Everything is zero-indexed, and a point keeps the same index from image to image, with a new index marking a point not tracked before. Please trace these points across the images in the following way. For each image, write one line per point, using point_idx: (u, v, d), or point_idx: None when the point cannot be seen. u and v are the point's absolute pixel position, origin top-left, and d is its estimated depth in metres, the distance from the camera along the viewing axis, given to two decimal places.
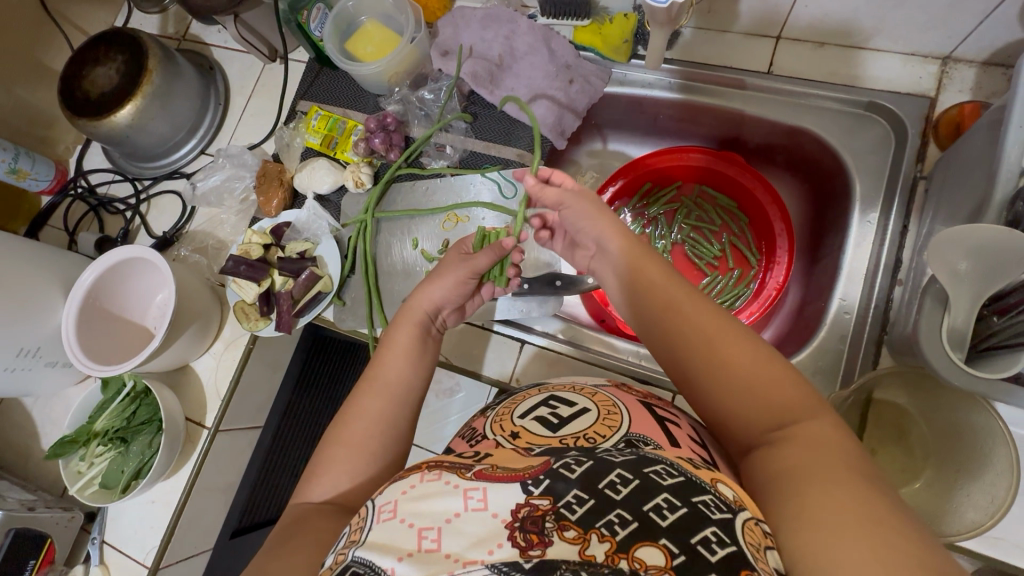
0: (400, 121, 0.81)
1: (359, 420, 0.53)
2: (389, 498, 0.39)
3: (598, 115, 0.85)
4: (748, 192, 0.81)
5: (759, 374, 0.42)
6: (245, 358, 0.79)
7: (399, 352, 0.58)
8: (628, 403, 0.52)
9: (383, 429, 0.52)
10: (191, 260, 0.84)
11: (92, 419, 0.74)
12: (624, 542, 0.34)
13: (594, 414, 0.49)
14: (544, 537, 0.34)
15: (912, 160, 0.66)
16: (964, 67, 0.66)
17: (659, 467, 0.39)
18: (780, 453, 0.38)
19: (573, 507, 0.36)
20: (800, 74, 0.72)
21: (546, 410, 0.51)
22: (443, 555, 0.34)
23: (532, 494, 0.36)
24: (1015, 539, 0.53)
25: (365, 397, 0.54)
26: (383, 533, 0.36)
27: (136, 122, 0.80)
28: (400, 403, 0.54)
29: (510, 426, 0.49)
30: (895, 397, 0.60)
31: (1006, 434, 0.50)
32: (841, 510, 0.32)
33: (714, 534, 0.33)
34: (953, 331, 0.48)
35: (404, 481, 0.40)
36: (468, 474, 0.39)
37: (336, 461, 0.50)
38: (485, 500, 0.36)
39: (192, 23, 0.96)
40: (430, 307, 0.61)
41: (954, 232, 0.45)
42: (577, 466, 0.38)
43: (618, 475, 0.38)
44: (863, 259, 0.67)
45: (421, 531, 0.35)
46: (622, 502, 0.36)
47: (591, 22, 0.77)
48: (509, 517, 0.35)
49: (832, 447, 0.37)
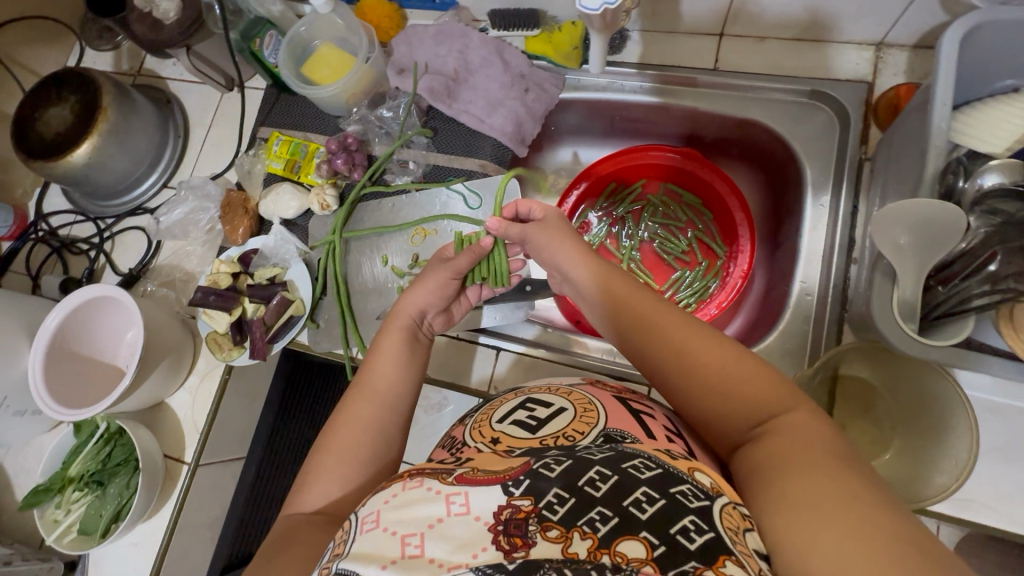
0: (361, 141, 0.82)
1: (349, 428, 0.52)
2: (372, 508, 0.38)
3: (556, 121, 0.87)
4: (708, 186, 0.83)
5: (737, 375, 0.44)
6: (221, 389, 0.78)
7: (388, 360, 0.58)
8: (604, 399, 0.53)
9: (373, 436, 0.52)
10: (158, 294, 0.83)
11: (66, 465, 0.72)
12: (606, 537, 0.34)
13: (571, 412, 0.50)
14: (527, 540, 0.34)
15: (856, 143, 0.69)
16: (896, 51, 0.69)
17: (637, 461, 0.39)
18: (762, 448, 0.40)
19: (555, 507, 0.35)
20: (745, 68, 0.75)
21: (524, 413, 0.51)
22: (427, 561, 0.33)
23: (514, 494, 0.36)
24: (982, 498, 0.55)
25: (355, 405, 0.54)
26: (366, 543, 0.35)
27: (93, 160, 0.79)
28: (390, 409, 0.55)
29: (489, 431, 0.49)
30: (859, 372, 0.62)
31: (963, 399, 0.52)
32: (819, 497, 0.33)
33: (692, 522, 0.34)
34: (904, 304, 0.50)
35: (386, 491, 0.40)
36: (450, 479, 0.39)
37: (326, 469, 0.50)
38: (467, 505, 0.36)
39: (147, 58, 0.96)
40: (416, 313, 0.64)
41: (890, 210, 0.47)
42: (556, 465, 0.39)
43: (597, 472, 0.38)
44: (819, 241, 0.69)
45: (404, 538, 0.35)
46: (602, 499, 0.36)
47: (540, 31, 0.80)
48: (492, 520, 0.35)
49: (811, 441, 0.38)
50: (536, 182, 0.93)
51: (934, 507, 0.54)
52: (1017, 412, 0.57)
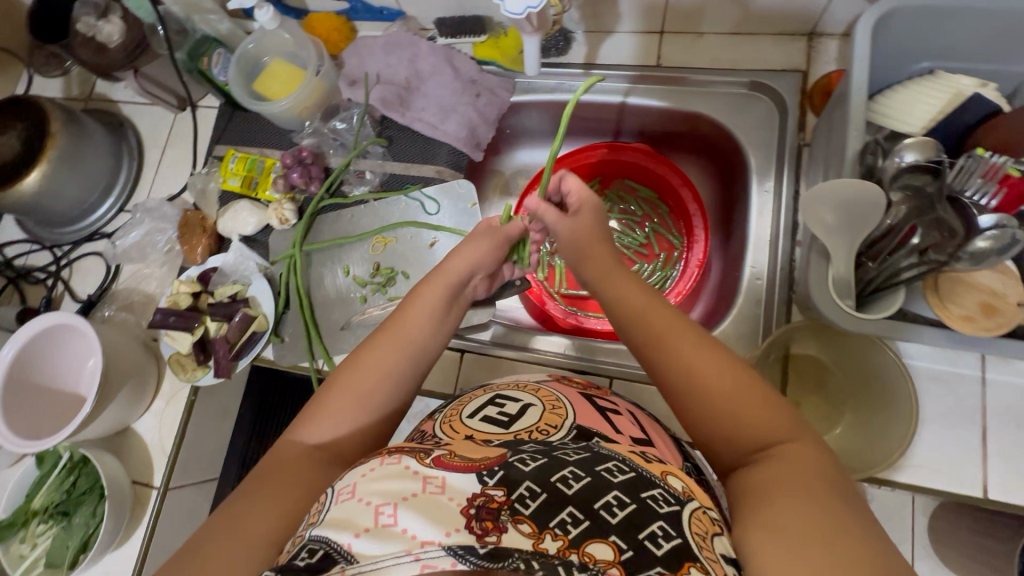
0: (317, 154, 0.82)
1: (371, 368, 0.53)
2: (349, 480, 0.39)
3: (510, 124, 0.88)
4: (662, 179, 0.84)
5: (742, 399, 0.43)
6: (188, 410, 0.78)
7: (424, 313, 0.57)
8: (571, 396, 0.54)
9: (391, 386, 0.53)
10: (117, 319, 0.82)
11: (29, 498, 0.71)
12: (576, 538, 0.35)
13: (540, 408, 0.51)
14: (499, 525, 0.34)
15: (795, 130, 0.71)
16: (827, 40, 0.72)
17: (610, 464, 0.41)
18: (757, 475, 0.39)
19: (527, 501, 0.36)
20: (687, 64, 0.77)
21: (494, 409, 0.52)
22: (400, 530, 0.33)
23: (487, 484, 0.37)
24: (927, 463, 0.57)
25: (382, 348, 0.54)
26: (340, 511, 0.36)
27: (44, 188, 0.78)
28: (413, 361, 0.55)
29: (461, 425, 0.49)
30: (810, 350, 0.63)
31: (902, 369, 0.54)
32: (808, 536, 0.33)
33: (661, 528, 0.36)
34: (839, 281, 0.52)
35: (364, 466, 0.40)
36: (428, 460, 0.40)
37: (341, 404, 0.50)
38: (444, 485, 0.37)
39: (97, 82, 0.95)
40: (462, 274, 0.62)
41: (819, 190, 0.49)
42: (531, 461, 0.40)
43: (571, 471, 0.39)
44: (766, 226, 0.71)
45: (377, 508, 0.35)
46: (572, 498, 0.37)
47: (488, 36, 0.82)
48: (465, 503, 0.36)
49: (808, 475, 0.37)
50: (496, 185, 0.94)
51: (883, 474, 0.56)
52: (957, 378, 0.59)
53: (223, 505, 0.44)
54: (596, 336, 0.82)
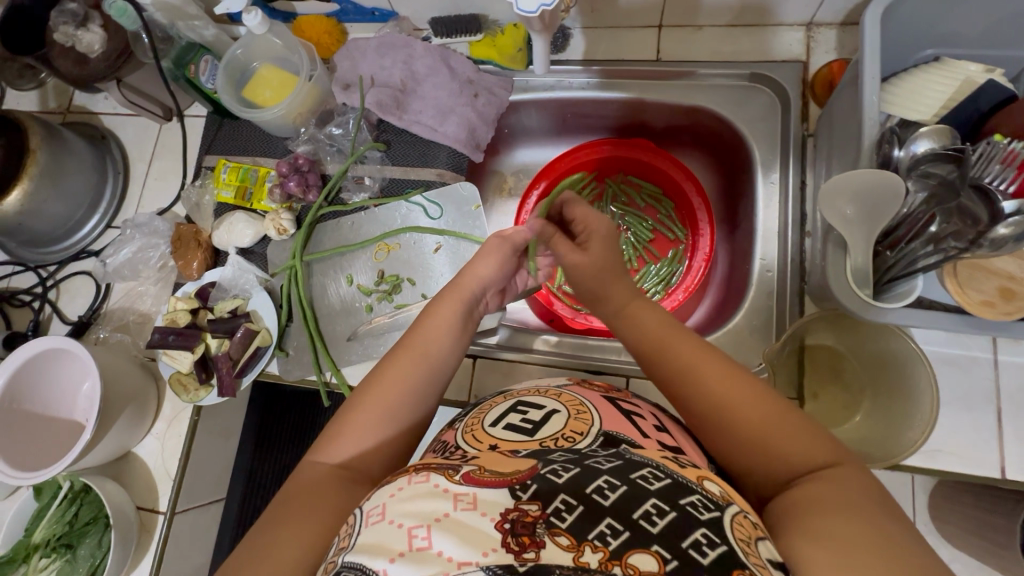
0: (313, 161, 0.80)
1: (386, 386, 0.51)
2: (378, 502, 0.38)
3: (509, 123, 0.87)
4: (664, 174, 0.84)
5: (770, 420, 0.43)
6: (192, 431, 0.75)
7: (440, 328, 0.56)
8: (595, 400, 0.52)
9: (405, 403, 0.51)
10: (112, 340, 0.79)
11: (30, 531, 0.68)
12: (617, 549, 0.33)
13: (564, 413, 0.50)
14: (536, 539, 0.34)
15: (798, 121, 0.71)
16: (825, 29, 0.72)
17: (646, 471, 0.39)
18: (795, 490, 0.39)
19: (563, 514, 0.35)
20: (686, 58, 0.77)
21: (517, 416, 0.51)
22: (436, 554, 0.33)
23: (521, 499, 0.36)
24: (948, 447, 0.58)
25: (399, 364, 0.53)
26: (373, 534, 0.35)
27: (26, 207, 0.75)
28: (433, 374, 0.54)
29: (485, 436, 0.48)
30: (826, 341, 0.64)
31: (920, 353, 0.55)
32: (861, 545, 0.33)
33: (704, 535, 0.34)
34: (857, 271, 0.52)
35: (392, 484, 0.39)
36: (457, 476, 0.38)
37: (363, 422, 0.49)
38: (475, 502, 0.36)
39: (75, 94, 0.91)
40: (478, 288, 0.61)
41: (837, 181, 0.49)
42: (564, 473, 0.39)
43: (605, 481, 0.38)
44: (773, 217, 0.71)
45: (410, 530, 0.34)
46: (611, 509, 0.36)
47: (483, 35, 0.80)
48: (499, 517, 0.35)
49: (853, 491, 0.37)
50: (497, 186, 0.92)
51: (906, 461, 0.56)
52: (970, 361, 0.60)
53: (248, 536, 0.43)
54: (607, 335, 0.81)
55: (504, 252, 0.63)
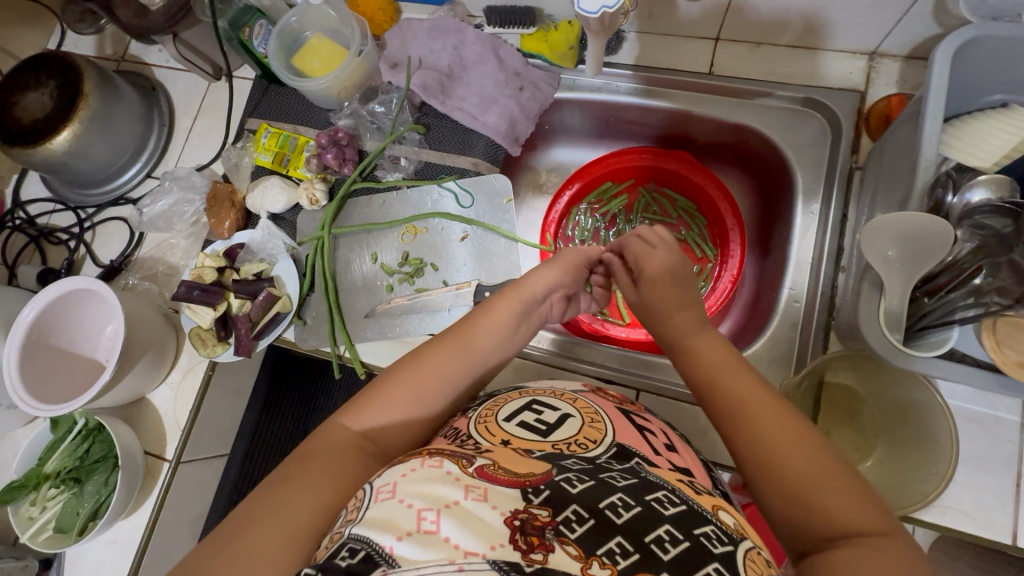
0: (352, 135, 0.80)
1: (426, 368, 0.52)
2: (389, 480, 0.39)
3: (550, 120, 0.86)
4: (700, 190, 0.83)
5: (823, 476, 0.39)
6: (204, 385, 0.77)
7: (493, 327, 0.56)
8: (610, 412, 0.52)
9: (438, 388, 0.52)
10: (141, 288, 0.81)
11: (42, 461, 0.70)
12: (625, 569, 0.33)
13: (578, 420, 0.50)
14: (545, 542, 0.34)
15: (848, 152, 0.69)
16: (889, 61, 0.70)
17: (661, 495, 0.39)
18: (838, 564, 0.35)
19: (573, 525, 0.35)
20: (739, 74, 0.75)
21: (531, 415, 0.51)
22: (442, 539, 0.33)
23: (532, 502, 0.37)
24: (959, 506, 0.56)
25: (441, 350, 0.54)
26: (382, 511, 0.35)
27: (74, 148, 0.77)
28: (471, 370, 0.54)
29: (498, 430, 0.48)
30: (846, 379, 0.62)
31: (942, 405, 0.54)
32: None
33: (716, 569, 0.33)
34: (890, 314, 0.51)
35: (403, 466, 0.40)
36: (469, 468, 0.39)
37: (395, 398, 0.50)
38: (486, 495, 0.37)
39: (131, 43, 0.93)
40: (538, 293, 0.61)
41: (877, 224, 0.48)
42: (578, 483, 0.39)
43: (620, 498, 0.38)
44: (808, 249, 0.70)
45: (420, 512, 0.35)
46: (622, 528, 0.36)
47: (536, 29, 0.79)
48: (509, 513, 0.35)
49: (900, 574, 0.34)
50: (529, 181, 0.92)
51: (914, 514, 0.55)
52: (995, 420, 0.58)
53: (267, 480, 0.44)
54: (620, 345, 0.81)
55: (574, 260, 0.64)
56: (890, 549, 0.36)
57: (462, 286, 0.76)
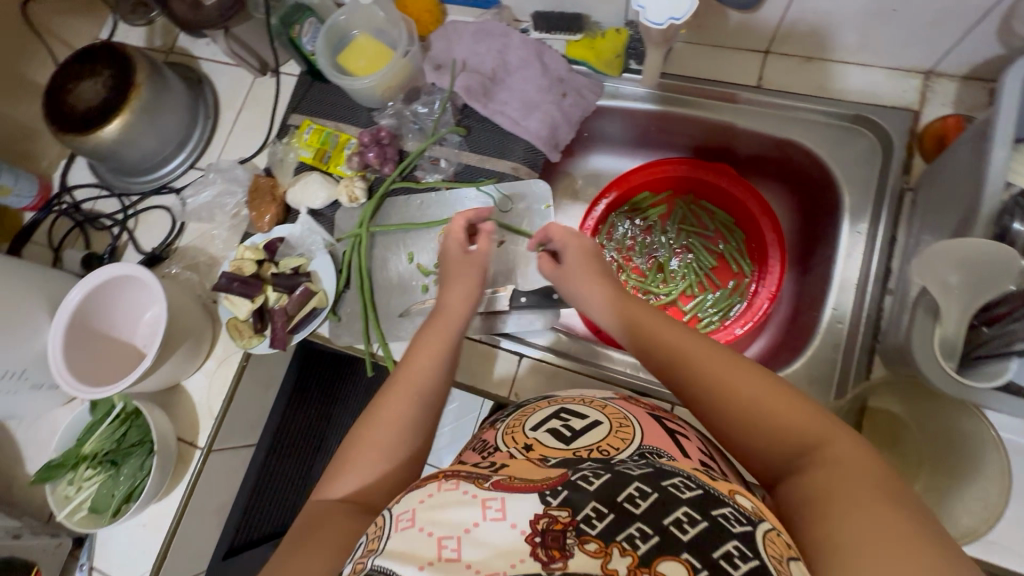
0: (394, 135, 0.81)
1: (388, 420, 0.52)
2: (407, 506, 0.37)
3: (590, 127, 0.86)
4: (740, 204, 0.82)
5: (774, 402, 0.42)
6: (238, 374, 0.78)
7: (425, 359, 0.57)
8: (639, 417, 0.52)
9: (397, 432, 0.52)
10: (181, 277, 0.83)
11: (80, 441, 0.72)
12: (646, 556, 0.33)
13: (606, 426, 0.49)
14: (565, 551, 0.33)
15: (899, 172, 0.68)
16: (946, 81, 0.68)
17: (677, 480, 0.38)
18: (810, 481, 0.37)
19: (593, 521, 0.35)
20: (788, 88, 0.74)
21: (558, 423, 0.51)
22: (465, 566, 0.33)
23: (551, 505, 0.36)
24: (1008, 543, 0.54)
25: (399, 397, 0.54)
26: (401, 541, 0.35)
27: (123, 137, 0.79)
28: (422, 402, 0.54)
29: (522, 438, 0.49)
30: (890, 405, 0.60)
31: (998, 440, 0.52)
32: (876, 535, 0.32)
33: (736, 547, 0.33)
34: (945, 341, 0.50)
35: (421, 490, 0.39)
36: (486, 484, 0.38)
37: (361, 457, 0.50)
38: (504, 511, 0.36)
39: (180, 36, 0.95)
40: (461, 315, 0.64)
41: (946, 246, 0.47)
42: (595, 479, 0.38)
43: (636, 488, 0.37)
44: (854, 269, 0.68)
45: (440, 539, 0.34)
46: (641, 516, 0.35)
47: (582, 36, 0.79)
48: (529, 528, 0.35)
49: (862, 474, 0.36)
50: (565, 188, 0.92)
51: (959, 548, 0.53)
52: None
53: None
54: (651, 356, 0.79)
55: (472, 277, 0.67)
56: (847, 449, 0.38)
57: (498, 290, 0.76)
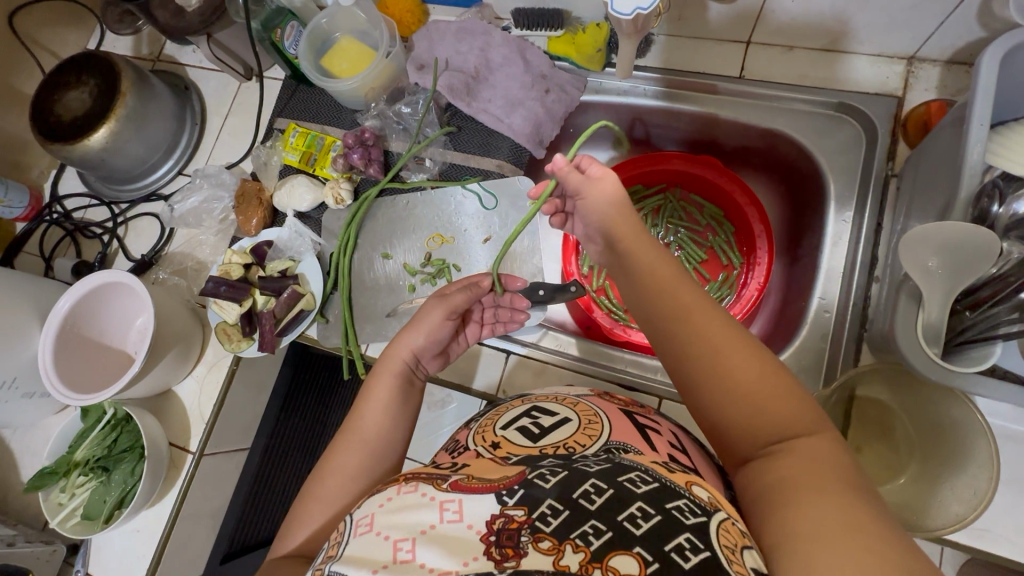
0: (378, 136, 0.81)
1: (336, 474, 0.52)
2: (366, 511, 0.38)
3: (574, 124, 0.85)
4: (727, 196, 0.82)
5: (759, 383, 0.42)
6: (228, 379, 0.78)
7: (375, 410, 0.56)
8: (609, 412, 0.52)
9: (348, 483, 0.51)
10: (169, 282, 0.83)
11: (72, 449, 0.72)
12: (598, 551, 0.33)
13: (575, 423, 0.49)
14: (519, 549, 0.33)
15: (883, 159, 0.67)
16: (928, 66, 0.68)
17: (633, 475, 0.39)
18: (779, 469, 0.38)
19: (548, 519, 0.35)
20: (770, 77, 0.73)
21: (528, 420, 0.51)
22: (418, 565, 0.33)
23: (507, 504, 0.36)
24: (999, 529, 0.53)
25: (345, 450, 0.53)
26: (359, 546, 0.35)
27: (110, 145, 0.79)
28: (372, 452, 0.54)
29: (491, 436, 0.49)
30: (881, 396, 0.61)
31: (984, 427, 0.51)
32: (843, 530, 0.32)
33: (688, 540, 0.33)
34: (929, 327, 0.50)
35: (381, 495, 0.40)
36: (444, 485, 0.39)
37: (311, 511, 0.50)
38: (461, 512, 0.36)
39: (166, 44, 0.95)
40: (409, 357, 0.61)
41: (923, 231, 0.47)
42: (552, 477, 0.38)
43: (592, 484, 0.37)
44: (840, 258, 0.68)
45: (396, 542, 0.34)
46: (596, 512, 0.35)
47: (564, 31, 0.78)
48: (485, 529, 0.35)
49: (826, 468, 0.36)
50: None
51: (948, 536, 0.53)
52: None
53: None
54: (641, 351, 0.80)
55: (433, 318, 0.62)
56: (819, 440, 0.39)
57: None
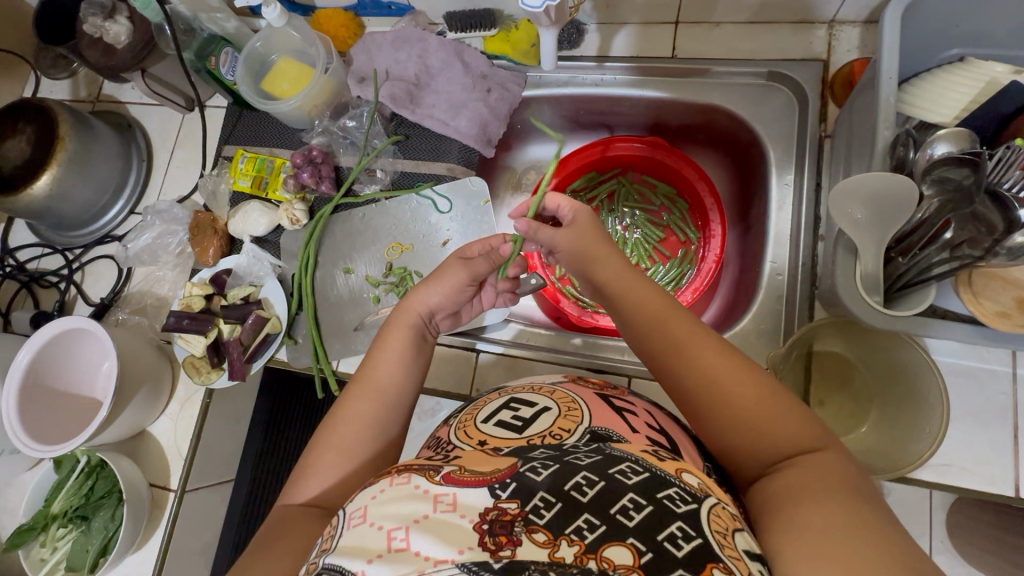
0: (327, 153, 0.81)
1: (348, 422, 0.52)
2: (360, 504, 0.38)
3: (521, 118, 0.86)
4: (677, 174, 0.83)
5: (762, 403, 0.43)
6: (202, 414, 0.77)
7: (391, 358, 0.56)
8: (586, 397, 0.52)
9: (372, 432, 0.52)
10: (131, 322, 0.83)
11: (48, 502, 0.71)
12: (593, 543, 0.34)
13: (555, 411, 0.50)
14: (512, 537, 0.34)
15: (816, 121, 0.70)
16: (848, 27, 0.70)
17: (624, 465, 0.39)
18: (783, 480, 0.39)
19: (541, 511, 0.35)
20: (702, 53, 0.75)
21: (508, 413, 0.51)
22: (414, 553, 0.33)
23: (500, 497, 0.36)
24: (960, 462, 0.56)
25: (359, 399, 0.54)
26: (353, 537, 0.36)
27: (54, 191, 0.78)
28: (389, 406, 0.54)
29: (475, 433, 0.49)
30: (834, 348, 0.63)
31: (930, 363, 0.53)
32: (844, 531, 0.33)
33: (680, 529, 0.34)
34: (867, 277, 0.51)
35: (374, 487, 0.39)
36: (437, 477, 0.39)
37: (327, 457, 0.50)
38: (455, 503, 0.36)
39: (104, 84, 0.94)
40: (425, 311, 0.60)
41: (849, 183, 0.49)
42: (543, 470, 0.39)
43: (584, 477, 0.38)
44: (786, 220, 0.70)
45: (390, 532, 0.35)
46: (588, 505, 0.36)
47: (498, 30, 0.79)
48: (477, 518, 0.35)
49: (831, 477, 0.38)
50: (507, 181, 0.92)
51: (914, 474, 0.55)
52: (988, 373, 0.58)
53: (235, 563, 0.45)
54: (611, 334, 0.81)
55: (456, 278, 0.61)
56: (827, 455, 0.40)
57: None
